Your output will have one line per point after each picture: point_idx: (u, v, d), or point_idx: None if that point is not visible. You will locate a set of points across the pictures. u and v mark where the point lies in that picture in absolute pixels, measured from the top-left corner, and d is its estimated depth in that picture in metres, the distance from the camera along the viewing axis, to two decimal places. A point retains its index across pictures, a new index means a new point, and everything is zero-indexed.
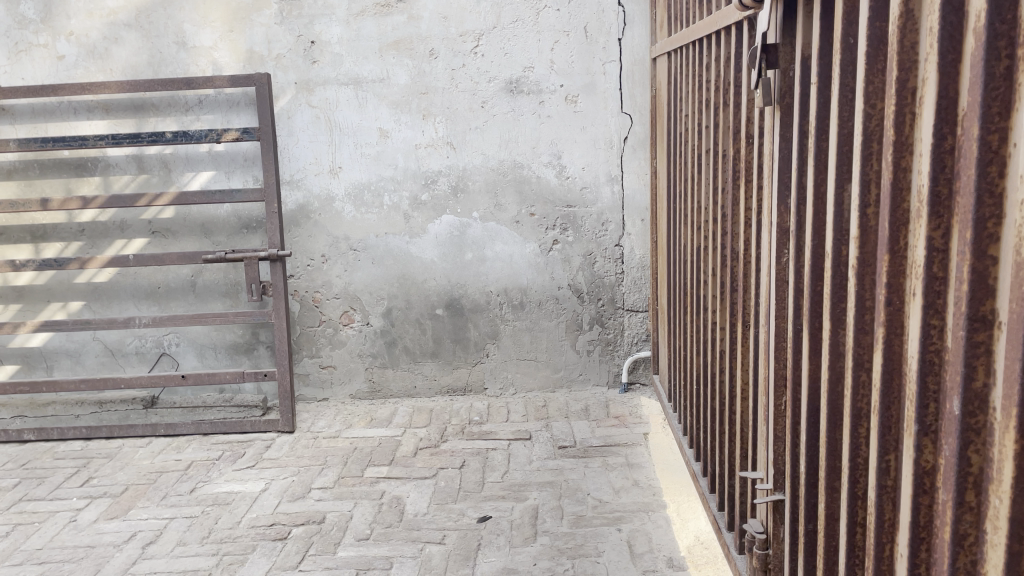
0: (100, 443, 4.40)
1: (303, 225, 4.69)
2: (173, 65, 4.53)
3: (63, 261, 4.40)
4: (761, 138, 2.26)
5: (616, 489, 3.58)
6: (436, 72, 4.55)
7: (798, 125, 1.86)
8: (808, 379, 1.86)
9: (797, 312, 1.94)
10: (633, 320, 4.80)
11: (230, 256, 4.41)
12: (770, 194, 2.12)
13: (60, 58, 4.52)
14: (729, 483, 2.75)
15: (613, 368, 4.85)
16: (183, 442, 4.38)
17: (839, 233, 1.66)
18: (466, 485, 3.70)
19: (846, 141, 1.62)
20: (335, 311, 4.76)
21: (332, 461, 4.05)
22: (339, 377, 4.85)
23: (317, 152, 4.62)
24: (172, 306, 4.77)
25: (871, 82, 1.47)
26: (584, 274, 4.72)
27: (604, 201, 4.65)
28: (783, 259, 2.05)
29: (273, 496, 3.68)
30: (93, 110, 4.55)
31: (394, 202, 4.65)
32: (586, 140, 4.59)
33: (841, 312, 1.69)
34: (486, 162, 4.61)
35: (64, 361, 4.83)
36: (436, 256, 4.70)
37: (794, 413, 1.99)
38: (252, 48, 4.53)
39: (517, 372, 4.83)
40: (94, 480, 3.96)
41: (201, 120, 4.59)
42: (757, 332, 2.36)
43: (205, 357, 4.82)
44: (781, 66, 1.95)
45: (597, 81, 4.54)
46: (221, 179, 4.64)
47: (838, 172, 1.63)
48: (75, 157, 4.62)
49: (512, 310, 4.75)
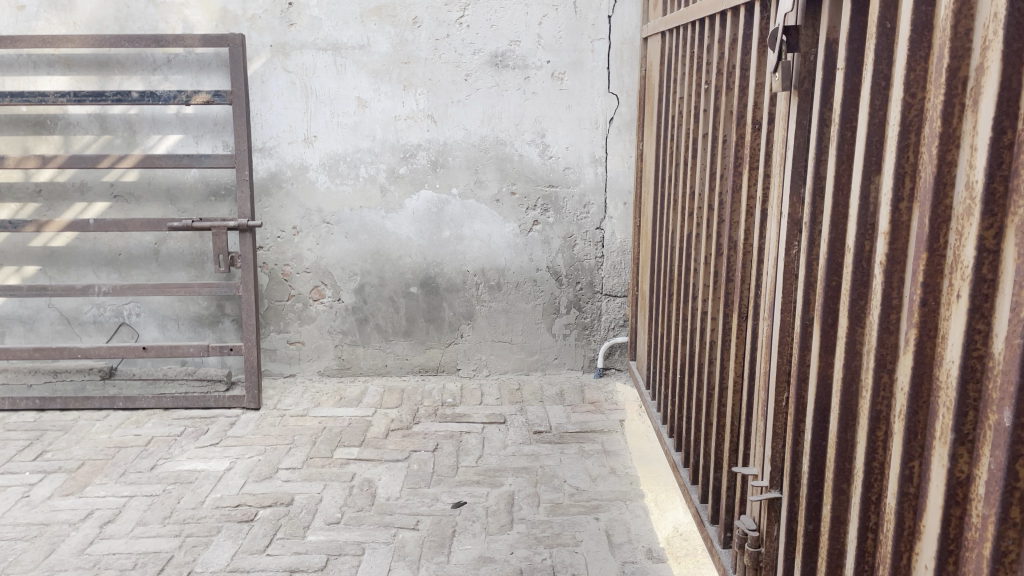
0: (54, 415, 4.22)
1: (274, 195, 4.52)
2: (140, 21, 4.30)
3: (19, 224, 4.18)
4: (772, 124, 2.18)
5: (593, 477, 3.51)
6: (419, 42, 4.39)
7: (819, 111, 1.78)
8: (817, 376, 1.79)
9: (807, 306, 1.87)
10: (610, 305, 4.73)
11: (196, 224, 4.23)
12: (781, 183, 2.04)
13: (20, 8, 4.26)
14: (716, 477, 2.69)
15: (588, 353, 4.79)
16: (143, 416, 4.22)
17: (864, 228, 1.59)
18: (440, 469, 3.60)
19: (877, 131, 1.55)
20: (305, 285, 4.61)
21: (300, 440, 3.92)
22: (308, 353, 4.71)
23: (291, 120, 4.44)
24: (133, 274, 4.58)
25: (913, 68, 1.40)
26: (564, 257, 4.64)
27: (587, 182, 4.56)
28: (793, 252, 1.97)
29: (239, 475, 3.55)
30: (54, 65, 4.30)
31: (371, 173, 4.50)
32: (571, 120, 4.48)
33: (861, 309, 1.62)
34: (467, 137, 4.48)
35: (16, 328, 4.61)
36: (412, 233, 4.57)
37: (798, 410, 1.92)
38: (226, 7, 4.31)
39: (491, 354, 4.74)
40: (48, 453, 3.78)
41: (169, 81, 4.37)
42: (756, 326, 2.30)
43: (167, 329, 4.64)
44: (801, 50, 1.87)
45: (585, 58, 4.43)
46: (189, 144, 4.44)
47: (865, 161, 1.56)
48: (34, 113, 4.37)
49: (488, 290, 4.64)
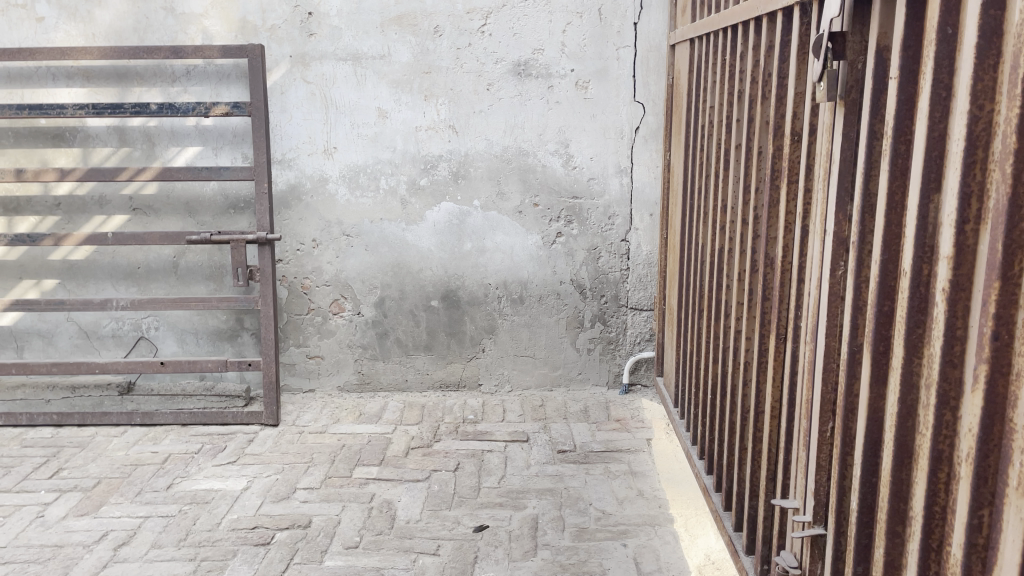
0: (71, 430, 4.16)
1: (293, 207, 4.45)
2: (160, 32, 4.25)
3: (37, 237, 4.14)
4: (813, 135, 2.06)
5: (620, 499, 3.39)
6: (441, 51, 4.31)
7: (869, 124, 1.67)
8: (867, 408, 1.67)
9: (855, 331, 1.76)
10: (636, 319, 4.60)
11: (214, 238, 4.17)
12: (824, 199, 1.92)
13: (39, 20, 4.22)
14: (751, 506, 2.56)
15: (613, 368, 4.66)
16: (160, 432, 4.15)
17: (922, 250, 1.47)
18: (462, 490, 3.49)
19: (936, 144, 1.42)
20: (324, 299, 4.54)
21: (319, 459, 3.83)
22: (327, 368, 4.63)
23: (311, 131, 4.37)
24: (152, 288, 4.52)
25: (980, 78, 1.28)
26: (588, 269, 4.52)
27: (612, 193, 4.45)
28: (839, 272, 1.86)
29: (255, 496, 3.47)
30: (73, 77, 4.26)
31: (391, 185, 4.42)
32: (596, 129, 4.37)
33: (918, 339, 1.50)
34: (489, 147, 4.38)
35: (35, 342, 4.56)
36: (433, 245, 4.48)
37: (845, 442, 1.80)
38: (245, 17, 4.26)
39: (513, 369, 4.63)
40: (64, 471, 3.72)
41: (188, 92, 4.32)
42: (796, 349, 2.18)
43: (185, 343, 4.58)
44: (848, 58, 1.75)
45: (609, 66, 4.32)
46: (208, 156, 4.39)
47: (924, 179, 1.44)
48: (53, 126, 4.33)
49: (511, 304, 4.54)
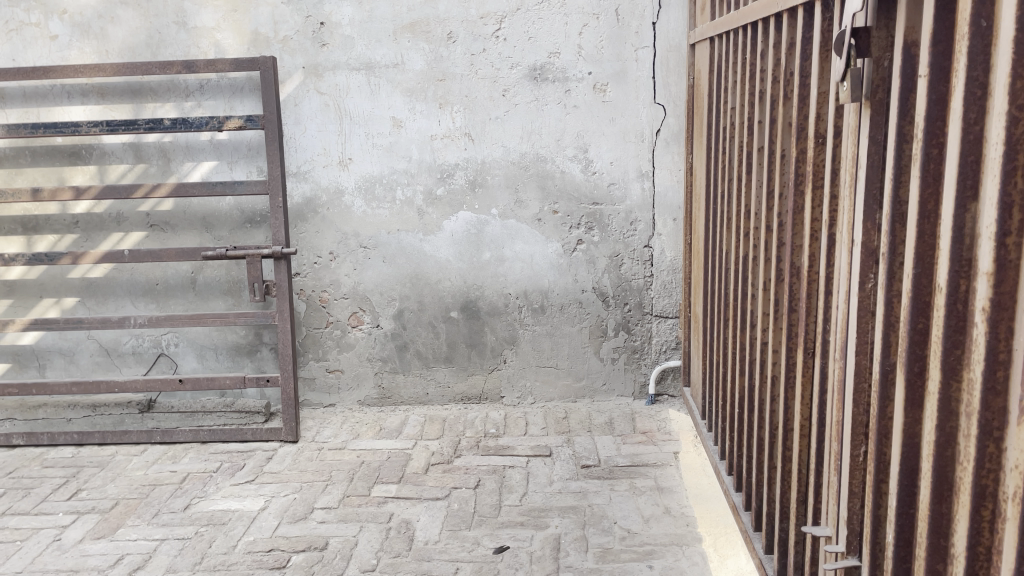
0: (92, 450, 4.14)
1: (310, 220, 4.39)
2: (172, 47, 4.23)
3: (54, 256, 4.13)
4: (838, 137, 1.92)
5: (646, 517, 3.26)
6: (455, 57, 4.22)
7: (897, 126, 1.54)
8: (901, 434, 1.54)
9: (887, 350, 1.63)
10: (661, 327, 4.47)
11: (230, 253, 4.12)
12: (851, 207, 1.80)
13: (53, 38, 4.22)
14: (781, 529, 2.43)
15: (639, 378, 4.53)
16: (180, 451, 4.11)
17: (958, 263, 1.35)
18: (482, 509, 3.39)
19: (972, 148, 1.31)
20: (343, 312, 4.47)
21: (338, 477, 3.76)
22: (347, 382, 4.56)
23: (326, 142, 4.31)
24: (170, 304, 4.50)
25: (1020, 76, 1.18)
26: (611, 276, 4.40)
27: (633, 198, 4.32)
28: (868, 286, 1.73)
29: (273, 517, 3.40)
30: (87, 94, 4.25)
31: (408, 196, 4.34)
32: (615, 133, 4.26)
33: (956, 361, 1.38)
34: (506, 154, 4.29)
35: (56, 360, 4.56)
36: (451, 255, 4.39)
37: (879, 469, 1.67)
38: (257, 29, 4.22)
39: (536, 380, 4.52)
40: (82, 492, 3.69)
41: (202, 106, 4.29)
42: (824, 365, 2.05)
43: (205, 359, 4.55)
44: (873, 55, 1.63)
45: (628, 68, 4.21)
46: (224, 170, 4.35)
47: (959, 187, 1.32)
48: (69, 144, 4.32)
49: (532, 314, 4.43)
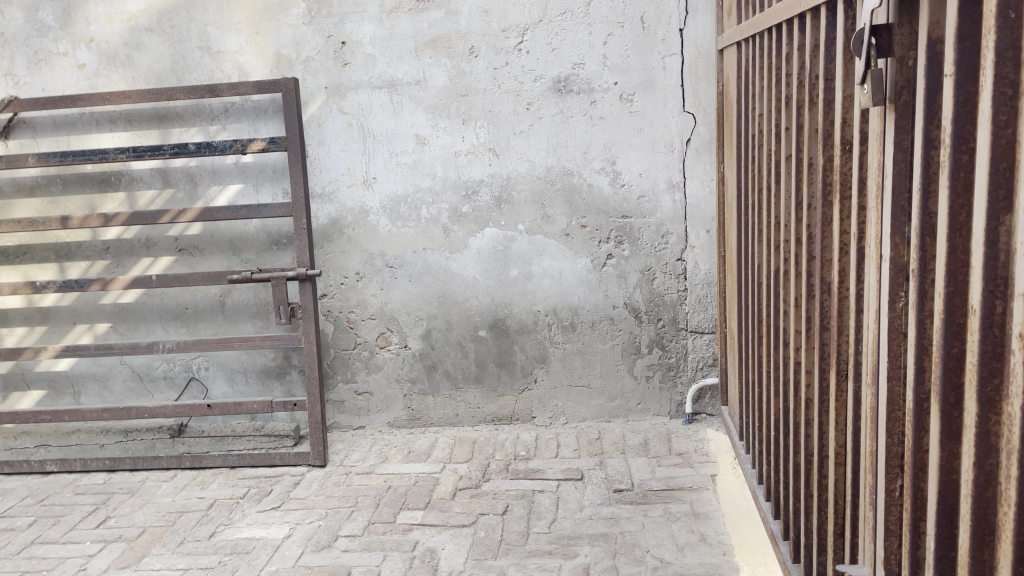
0: (123, 476, 4.15)
1: (336, 240, 4.35)
2: (197, 71, 4.23)
3: (85, 283, 4.16)
4: (864, 144, 1.78)
5: (680, 545, 3.11)
6: (477, 72, 4.15)
7: (924, 130, 1.41)
8: (938, 469, 1.39)
9: (920, 376, 1.48)
10: (697, 343, 4.31)
11: (256, 276, 4.10)
12: (878, 219, 1.65)
13: (81, 67, 4.27)
14: (819, 563, 2.27)
15: (675, 397, 4.37)
16: (209, 476, 4.09)
17: (993, 282, 1.23)
18: (509, 537, 3.28)
19: (1004, 155, 1.19)
20: (370, 333, 4.41)
21: (364, 502, 3.69)
22: (376, 404, 4.49)
23: (349, 162, 4.27)
24: (200, 328, 4.49)
25: None
26: (643, 292, 4.26)
27: (664, 210, 4.18)
28: (899, 305, 1.59)
29: (296, 545, 3.33)
30: (115, 121, 4.28)
31: (433, 214, 4.27)
32: (644, 144, 4.13)
33: (994, 392, 1.26)
34: (532, 169, 4.19)
35: (91, 386, 4.59)
36: (478, 273, 4.30)
37: (916, 505, 1.52)
38: (280, 51, 4.20)
39: (568, 401, 4.39)
40: (111, 520, 3.68)
41: (227, 130, 4.28)
42: (857, 391, 1.89)
43: (235, 383, 4.53)
44: (896, 54, 1.49)
45: (655, 77, 4.08)
46: (249, 193, 4.33)
47: (991, 198, 1.20)
48: (99, 171, 4.36)
49: (563, 331, 4.31)
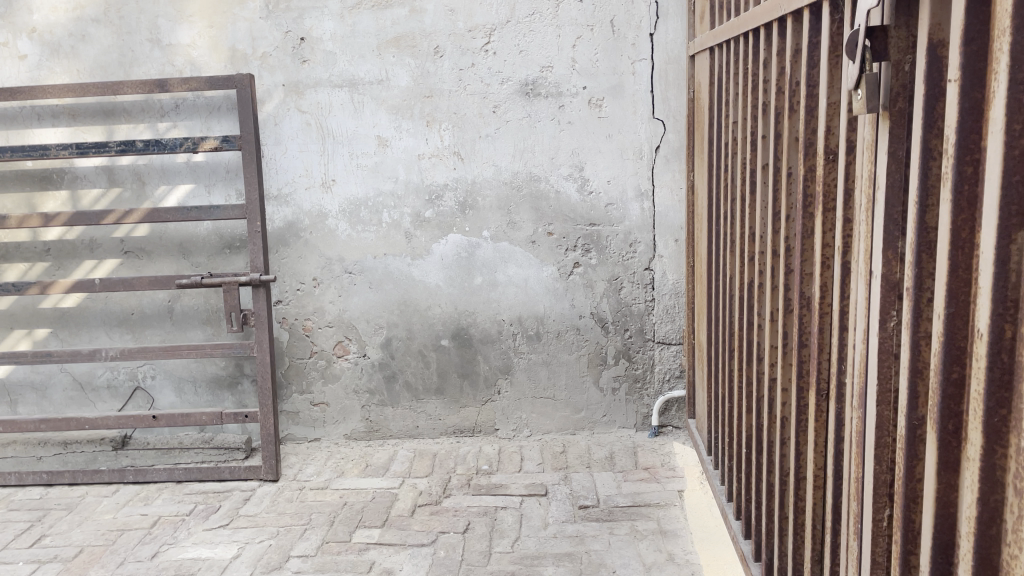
0: (61, 491, 3.92)
1: (292, 245, 4.17)
2: (146, 65, 4.03)
3: (22, 286, 3.92)
4: (851, 154, 1.69)
5: (647, 566, 3.00)
6: (442, 73, 4.02)
7: (923, 139, 1.32)
8: (934, 502, 1.30)
9: (915, 401, 1.39)
10: (665, 354, 4.22)
11: (206, 281, 3.89)
12: (868, 234, 1.56)
13: (22, 58, 4.04)
14: None
15: (641, 409, 4.27)
16: (153, 491, 3.88)
17: (1002, 304, 1.14)
18: (470, 557, 3.14)
19: (1016, 167, 1.10)
20: (327, 341, 4.24)
21: (317, 520, 3.52)
22: (333, 416, 4.32)
23: (308, 163, 4.10)
24: (147, 334, 4.27)
25: None
26: (610, 301, 4.16)
27: (632, 218, 4.09)
28: (890, 324, 1.49)
29: (245, 566, 3.14)
30: (58, 116, 4.06)
31: (395, 218, 4.12)
32: (612, 149, 4.03)
33: (1001, 424, 1.17)
34: (498, 174, 4.07)
35: (29, 395, 4.34)
36: (441, 281, 4.16)
37: (908, 539, 1.42)
38: (235, 46, 4.02)
39: (532, 413, 4.27)
40: (46, 539, 3.45)
41: (179, 127, 4.08)
42: (840, 413, 1.79)
43: (184, 393, 4.32)
44: (891, 57, 1.40)
45: (625, 82, 3.99)
46: (201, 194, 4.14)
47: (1002, 214, 1.11)
48: (40, 168, 4.13)
49: (527, 341, 4.19)
